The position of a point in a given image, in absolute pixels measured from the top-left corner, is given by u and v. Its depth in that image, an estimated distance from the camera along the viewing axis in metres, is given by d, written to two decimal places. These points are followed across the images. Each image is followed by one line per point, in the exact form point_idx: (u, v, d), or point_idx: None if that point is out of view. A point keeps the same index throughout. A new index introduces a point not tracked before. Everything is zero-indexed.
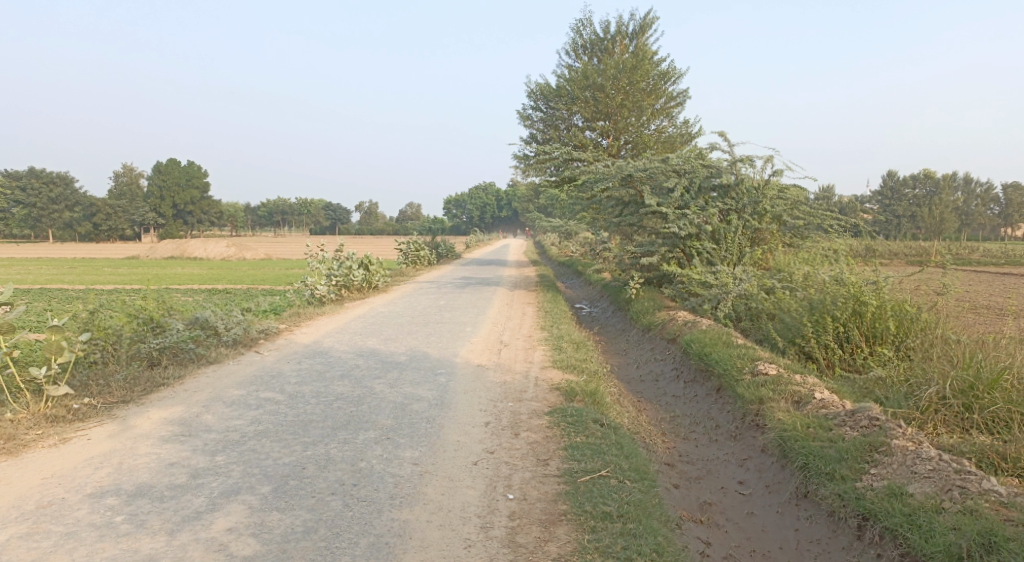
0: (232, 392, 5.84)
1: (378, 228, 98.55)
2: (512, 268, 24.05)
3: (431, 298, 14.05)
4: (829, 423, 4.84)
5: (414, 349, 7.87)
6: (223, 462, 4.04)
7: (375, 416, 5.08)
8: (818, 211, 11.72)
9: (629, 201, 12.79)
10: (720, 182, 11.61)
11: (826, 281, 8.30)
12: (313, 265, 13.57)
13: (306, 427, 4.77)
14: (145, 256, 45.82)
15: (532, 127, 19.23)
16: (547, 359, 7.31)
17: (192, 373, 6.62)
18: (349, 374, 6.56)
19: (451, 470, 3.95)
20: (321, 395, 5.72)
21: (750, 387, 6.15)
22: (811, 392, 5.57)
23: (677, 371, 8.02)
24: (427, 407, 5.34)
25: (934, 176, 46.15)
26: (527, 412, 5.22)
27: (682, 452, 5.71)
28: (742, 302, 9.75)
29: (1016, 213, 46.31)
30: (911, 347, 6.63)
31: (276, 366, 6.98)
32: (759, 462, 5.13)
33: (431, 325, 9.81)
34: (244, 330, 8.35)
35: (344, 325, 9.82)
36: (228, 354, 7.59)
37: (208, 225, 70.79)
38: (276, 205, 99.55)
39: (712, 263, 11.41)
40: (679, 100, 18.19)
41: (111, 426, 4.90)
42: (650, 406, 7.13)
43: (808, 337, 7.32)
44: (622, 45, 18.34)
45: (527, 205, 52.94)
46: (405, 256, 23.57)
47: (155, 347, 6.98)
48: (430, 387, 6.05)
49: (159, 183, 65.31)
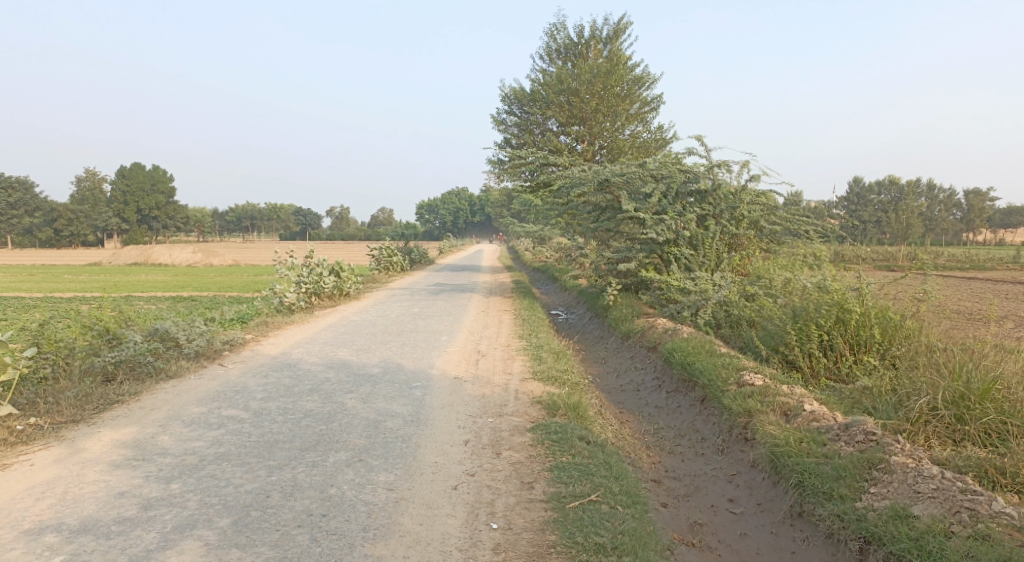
0: (192, 409, 5.44)
1: (350, 234, 97.35)
2: (488, 274, 23.74)
3: (405, 305, 13.69)
4: (822, 438, 4.70)
5: (388, 360, 7.54)
6: (179, 491, 3.68)
7: (346, 435, 4.76)
8: (793, 217, 11.73)
9: (606, 206, 12.64)
10: (697, 187, 11.54)
11: (807, 288, 8.22)
12: (282, 271, 13.10)
13: (271, 449, 4.42)
14: (107, 263, 44.31)
15: (506, 131, 19.03)
16: (527, 370, 7.05)
17: (149, 389, 6.18)
18: (319, 388, 6.21)
19: (430, 496, 3.66)
20: (288, 412, 5.36)
21: (737, 399, 5.99)
22: (800, 404, 5.44)
23: (659, 381, 7.85)
24: (402, 424, 5.04)
25: (898, 183, 47.30)
26: (508, 429, 4.95)
27: (668, 467, 5.51)
28: (721, 309, 9.65)
29: (976, 219, 47.64)
30: (896, 355, 6.57)
31: (241, 380, 6.58)
32: (749, 478, 4.97)
33: (405, 334, 9.47)
34: (207, 341, 7.90)
35: (314, 335, 9.43)
36: (190, 367, 7.14)
37: (174, 230, 69.00)
38: (245, 210, 97.76)
39: (690, 269, 11.30)
40: (653, 105, 18.19)
41: (57, 449, 4.47)
42: (632, 418, 6.93)
43: (792, 345, 7.22)
44: (596, 50, 18.28)
45: (501, 210, 52.68)
46: (378, 262, 23.13)
47: (110, 361, 6.51)
48: (405, 401, 5.73)
49: (123, 188, 63.59)
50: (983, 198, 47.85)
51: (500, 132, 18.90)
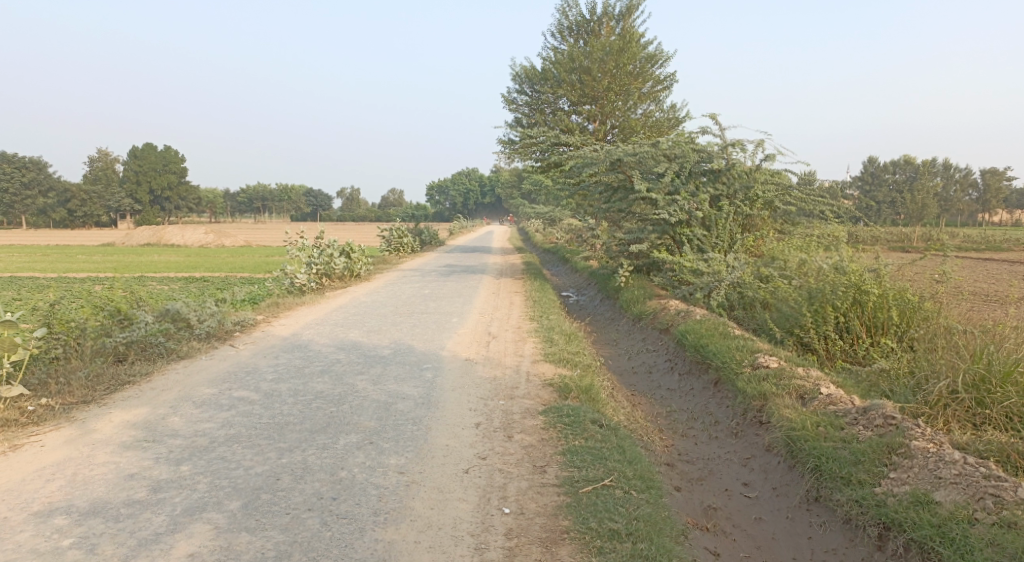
0: (203, 391, 5.43)
1: (360, 215, 97.40)
2: (498, 255, 23.64)
3: (415, 286, 13.64)
4: (840, 422, 4.61)
5: (399, 342, 7.51)
6: (189, 473, 3.66)
7: (357, 417, 4.73)
8: (809, 197, 11.49)
9: (618, 186, 12.45)
10: (710, 167, 11.34)
11: (824, 269, 8.06)
12: (292, 252, 13.08)
13: (281, 431, 4.40)
14: (121, 243, 44.64)
15: (516, 111, 18.78)
16: (539, 352, 6.99)
17: (161, 370, 6.19)
18: (330, 370, 6.18)
19: (441, 479, 3.61)
20: (299, 394, 5.34)
21: (751, 381, 5.90)
22: (816, 387, 5.33)
23: (671, 363, 7.77)
24: (412, 406, 5.00)
25: (915, 162, 46.46)
26: (520, 411, 4.90)
27: (681, 450, 5.45)
28: (735, 291, 9.52)
29: (994, 199, 46.75)
30: (915, 337, 6.43)
31: (252, 362, 6.57)
32: (764, 462, 4.89)
33: (416, 315, 9.43)
34: (218, 322, 7.90)
35: (324, 316, 9.41)
36: (201, 347, 7.15)
37: (186, 211, 69.32)
38: (256, 191, 98.00)
39: (703, 250, 11.14)
40: (666, 83, 17.85)
41: (68, 430, 4.47)
42: (644, 401, 6.87)
43: (807, 327, 7.10)
44: (609, 27, 17.91)
45: (511, 190, 52.31)
46: (388, 243, 23.09)
47: (121, 342, 6.51)
48: (416, 383, 5.69)
49: (135, 169, 63.88)
50: (1002, 178, 46.90)
51: (510, 111, 18.66)
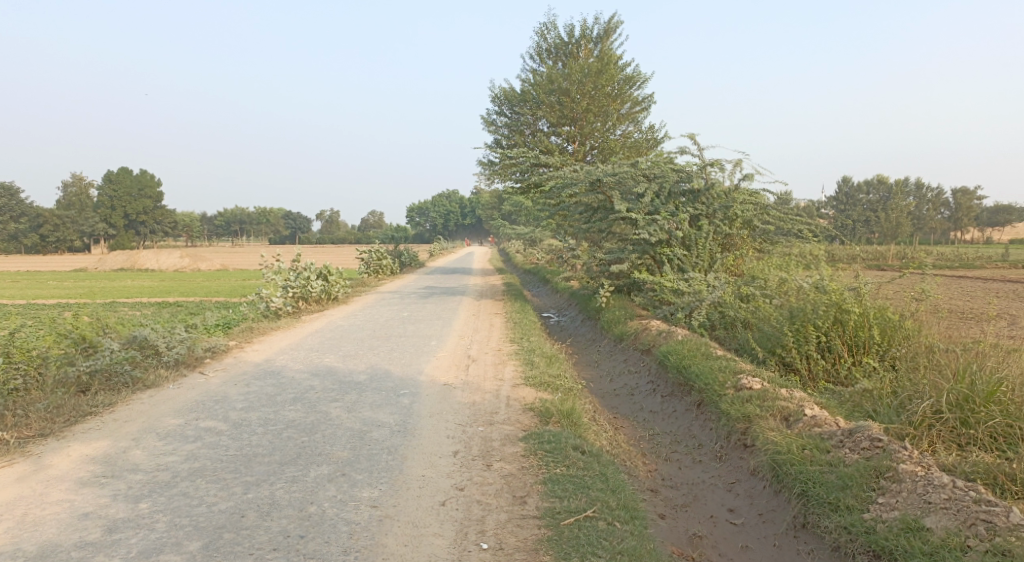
0: (168, 421, 5.19)
1: (339, 237, 96.75)
2: (479, 277, 23.53)
3: (394, 309, 13.44)
4: (826, 445, 4.53)
5: (376, 366, 7.31)
6: (147, 511, 3.44)
7: (329, 447, 4.54)
8: (787, 216, 11.56)
9: (598, 207, 12.45)
10: (689, 187, 11.41)
11: (804, 288, 8.07)
12: (268, 275, 12.83)
13: (249, 463, 4.19)
14: (93, 268, 43.67)
15: (496, 132, 18.82)
16: (519, 376, 6.84)
17: (125, 399, 5.92)
18: (303, 397, 5.98)
19: (416, 513, 3.44)
20: (269, 423, 5.13)
21: (735, 403, 5.81)
22: (800, 408, 5.26)
23: (654, 385, 7.67)
24: (388, 435, 4.82)
25: (887, 182, 47.50)
26: (499, 438, 4.74)
27: (665, 475, 5.33)
28: (716, 310, 9.50)
29: (964, 218, 47.83)
30: (896, 356, 6.41)
31: (222, 389, 6.33)
32: (749, 487, 4.79)
33: (394, 339, 9.24)
34: (188, 349, 7.64)
35: (300, 341, 9.18)
36: (169, 375, 6.88)
37: (162, 234, 68.27)
38: (234, 214, 97.09)
39: (684, 270, 11.14)
40: (644, 105, 18.05)
41: (20, 466, 4.21)
42: (626, 424, 6.75)
43: (789, 347, 7.06)
44: (587, 50, 18.11)
45: (492, 212, 52.38)
46: (367, 265, 22.86)
47: (84, 370, 6.25)
48: (392, 410, 5.51)
49: (110, 192, 62.96)
50: (970, 197, 48.09)
51: (490, 132, 18.71)
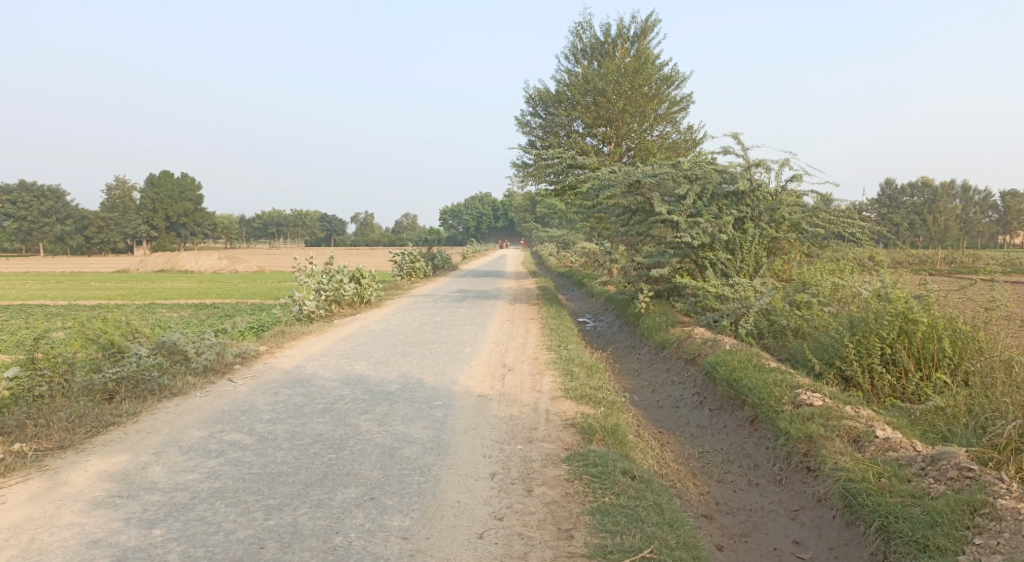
0: (192, 435, 5.00)
1: (372, 240, 97.70)
2: (512, 280, 23.27)
3: (426, 313, 13.20)
4: (905, 473, 4.00)
5: (407, 375, 7.02)
6: (161, 540, 3.20)
7: (358, 466, 4.24)
8: (839, 219, 10.79)
9: (637, 209, 11.97)
10: (733, 188, 10.88)
11: (865, 297, 7.48)
12: (301, 278, 12.72)
13: (271, 485, 3.93)
14: (134, 269, 44.75)
15: (530, 134, 18.46)
16: (558, 387, 6.46)
17: (150, 409, 5.78)
18: (332, 408, 5.71)
19: (450, 548, 3.11)
20: (296, 437, 4.87)
21: (794, 421, 5.31)
22: (871, 429, 4.73)
23: (700, 397, 7.21)
24: (421, 452, 4.50)
25: (932, 184, 45.58)
26: (540, 459, 4.37)
27: (718, 499, 4.88)
28: (764, 318, 8.96)
29: (1015, 221, 45.44)
30: (970, 371, 5.78)
31: (249, 399, 6.14)
32: (816, 516, 4.32)
33: (426, 345, 8.96)
34: (217, 355, 7.51)
35: (330, 347, 8.98)
36: (197, 382, 6.72)
37: (201, 237, 69.83)
38: (271, 218, 98.97)
39: (727, 275, 10.60)
40: (683, 105, 17.50)
41: (36, 482, 4.06)
42: (672, 440, 6.31)
43: (849, 359, 6.49)
44: (624, 49, 17.63)
45: (523, 215, 51.98)
46: (400, 268, 22.76)
47: (111, 377, 6.16)
48: (425, 424, 5.19)
49: (152, 196, 64.82)
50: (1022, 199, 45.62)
51: (524, 134, 18.38)
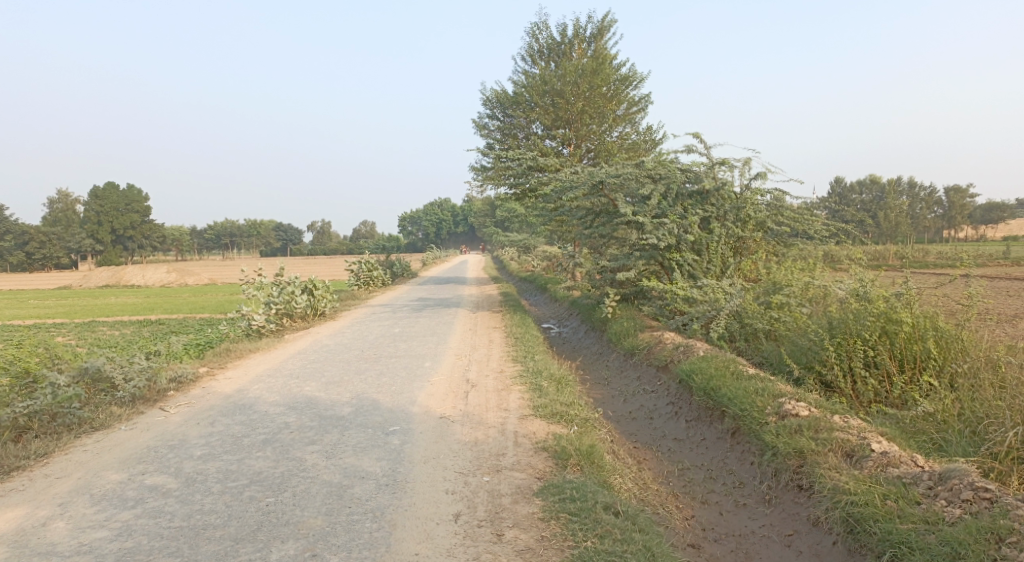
0: (108, 479, 4.32)
1: (329, 249, 95.63)
2: (473, 287, 22.68)
3: (385, 325, 12.53)
4: (913, 494, 3.66)
5: (361, 396, 6.42)
6: None
7: (299, 512, 3.65)
8: (803, 216, 10.66)
9: (601, 211, 11.61)
10: (697, 187, 10.64)
11: (840, 297, 7.24)
12: (249, 292, 11.93)
13: (193, 542, 3.33)
14: (76, 285, 42.42)
15: (488, 136, 17.99)
16: (526, 405, 5.96)
17: (64, 448, 5.05)
18: (275, 439, 5.09)
19: None
20: (229, 478, 4.25)
21: (781, 434, 4.94)
22: (865, 442, 4.39)
23: (675, 408, 6.83)
24: (374, 490, 3.96)
25: (879, 181, 46.68)
26: (510, 493, 3.87)
27: (704, 524, 4.47)
28: (735, 320, 8.66)
29: (958, 216, 46.99)
30: (956, 373, 5.53)
31: (180, 431, 5.45)
32: (813, 542, 3.95)
33: (383, 361, 8.36)
34: (148, 381, 6.76)
35: (278, 366, 8.28)
36: (123, 413, 5.99)
37: (149, 250, 67.03)
38: (223, 228, 95.95)
39: (694, 277, 10.32)
40: (641, 106, 17.31)
41: None
42: (649, 455, 5.89)
43: (829, 364, 6.21)
44: (580, 50, 17.37)
45: (484, 219, 51.40)
46: (357, 277, 21.97)
47: (20, 413, 5.39)
48: (380, 455, 4.61)
49: (96, 208, 61.99)
50: (963, 194, 47.14)
51: (482, 137, 17.91)
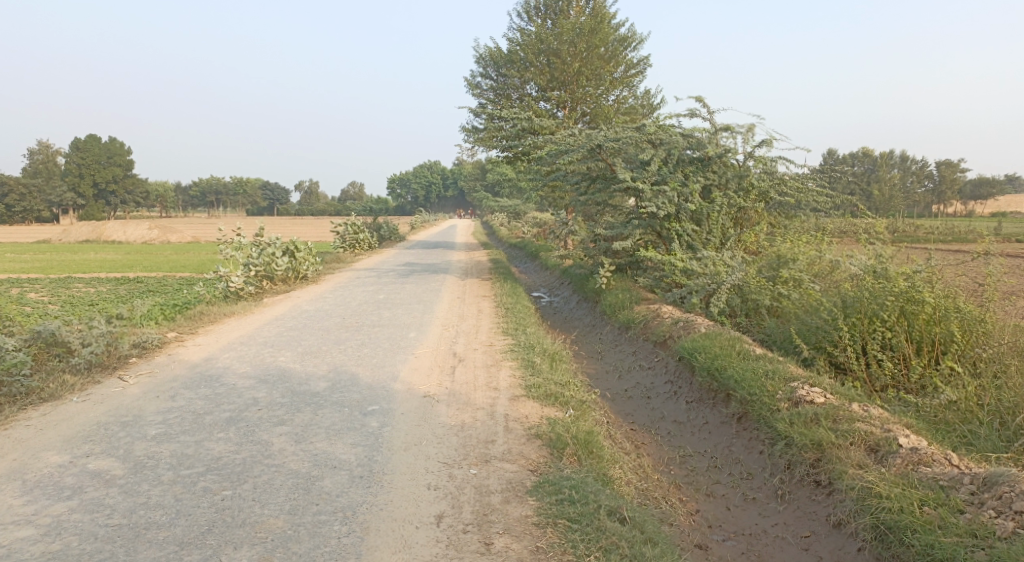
0: (46, 463, 3.82)
1: (316, 209, 94.18)
2: (463, 252, 22.10)
3: (370, 291, 11.97)
4: (953, 500, 3.29)
5: (339, 370, 5.92)
6: None
7: (258, 510, 3.19)
8: (809, 187, 10.18)
9: (597, 176, 11.00)
10: (699, 153, 10.07)
11: (852, 274, 6.78)
12: (226, 252, 11.29)
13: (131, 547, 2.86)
14: (55, 240, 41.27)
15: (481, 96, 17.19)
16: (517, 384, 5.50)
17: (3, 423, 4.53)
18: (241, 417, 4.60)
19: None
20: (183, 464, 3.76)
21: (795, 424, 4.51)
22: (891, 436, 3.99)
23: (675, 388, 6.41)
24: (347, 483, 3.50)
25: (873, 155, 46.14)
26: (500, 490, 3.43)
27: (711, 520, 4.08)
28: (737, 295, 8.23)
29: (948, 191, 46.75)
30: (981, 358, 5.13)
31: (138, 405, 4.93)
32: (835, 548, 3.58)
33: (365, 330, 7.85)
34: (107, 347, 6.20)
35: (253, 333, 7.73)
36: (76, 382, 5.45)
37: (132, 206, 65.48)
38: (208, 185, 93.95)
39: (693, 248, 9.83)
40: (640, 68, 16.56)
41: None
42: (648, 439, 5.48)
43: (842, 344, 5.78)
44: (579, 7, 16.51)
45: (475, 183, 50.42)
46: (343, 239, 21.30)
47: None
48: (355, 440, 4.14)
49: (77, 161, 60.20)
50: (955, 169, 46.76)
51: (474, 96, 17.13)
